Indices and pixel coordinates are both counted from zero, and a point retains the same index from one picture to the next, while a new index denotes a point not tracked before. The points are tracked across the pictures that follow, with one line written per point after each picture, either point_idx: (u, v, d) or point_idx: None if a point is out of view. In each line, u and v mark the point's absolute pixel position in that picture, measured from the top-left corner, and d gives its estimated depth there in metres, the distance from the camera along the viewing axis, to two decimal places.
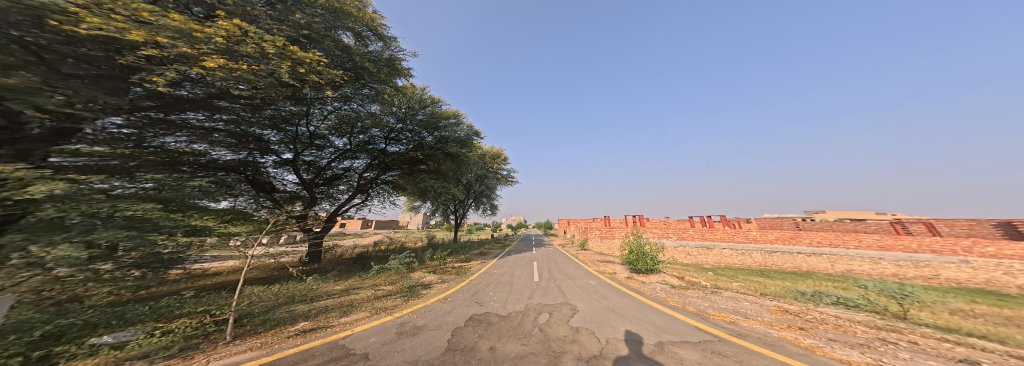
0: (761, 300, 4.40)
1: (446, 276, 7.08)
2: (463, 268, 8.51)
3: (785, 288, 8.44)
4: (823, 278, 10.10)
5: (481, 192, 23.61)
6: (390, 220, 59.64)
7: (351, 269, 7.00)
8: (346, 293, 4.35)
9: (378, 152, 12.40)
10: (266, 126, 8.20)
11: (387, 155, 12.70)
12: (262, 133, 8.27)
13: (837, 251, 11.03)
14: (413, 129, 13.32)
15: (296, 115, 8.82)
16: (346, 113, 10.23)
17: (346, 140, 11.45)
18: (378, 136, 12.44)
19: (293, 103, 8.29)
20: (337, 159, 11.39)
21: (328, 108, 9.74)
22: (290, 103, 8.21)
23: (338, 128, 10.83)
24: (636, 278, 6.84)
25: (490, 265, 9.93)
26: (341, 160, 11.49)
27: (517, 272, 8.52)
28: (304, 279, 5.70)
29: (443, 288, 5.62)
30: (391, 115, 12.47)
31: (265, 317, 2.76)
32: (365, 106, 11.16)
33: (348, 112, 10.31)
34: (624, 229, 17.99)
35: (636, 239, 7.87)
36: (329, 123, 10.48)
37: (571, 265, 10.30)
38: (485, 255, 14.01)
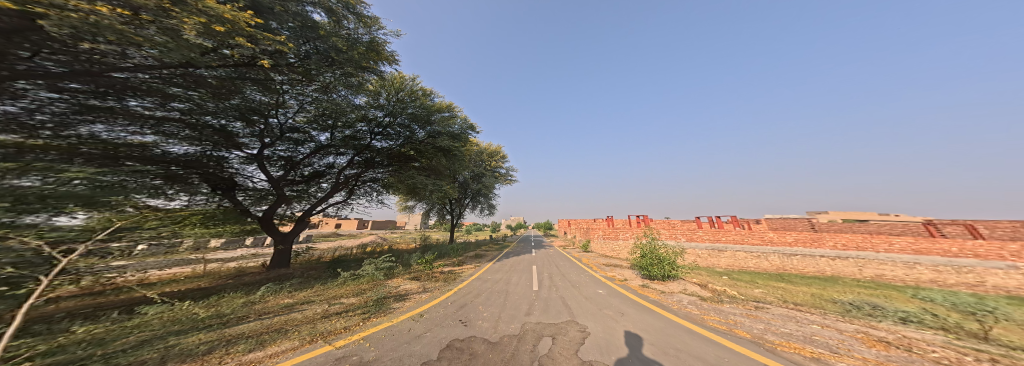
0: (828, 320, 3.37)
1: (429, 283, 6.08)
2: (453, 273, 7.54)
3: (815, 296, 7.47)
4: (851, 284, 9.13)
5: (479, 191, 22.62)
6: (387, 221, 58.58)
7: (319, 275, 6.01)
8: (288, 311, 3.36)
9: (366, 148, 11.51)
10: (234, 118, 7.24)
11: (376, 152, 11.81)
12: (228, 126, 7.29)
13: (864, 254, 10.09)
14: (404, 124, 12.40)
15: (268, 105, 7.86)
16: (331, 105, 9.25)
17: (329, 135, 10.52)
18: (365, 129, 11.52)
19: (265, 93, 7.37)
20: (318, 155, 10.43)
21: (309, 99, 8.82)
22: (263, 93, 7.29)
23: (319, 121, 9.89)
24: (651, 285, 5.89)
25: (484, 269, 8.96)
26: (322, 155, 10.53)
27: (513, 279, 7.53)
28: (254, 290, 4.73)
29: (421, 300, 4.63)
30: (379, 108, 11.52)
31: (115, 361, 1.78)
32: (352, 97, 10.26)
33: (331, 104, 9.19)
34: (629, 230, 17.04)
35: (650, 242, 6.93)
36: (310, 116, 9.54)
37: (574, 269, 9.34)
38: (480, 257, 13.03)
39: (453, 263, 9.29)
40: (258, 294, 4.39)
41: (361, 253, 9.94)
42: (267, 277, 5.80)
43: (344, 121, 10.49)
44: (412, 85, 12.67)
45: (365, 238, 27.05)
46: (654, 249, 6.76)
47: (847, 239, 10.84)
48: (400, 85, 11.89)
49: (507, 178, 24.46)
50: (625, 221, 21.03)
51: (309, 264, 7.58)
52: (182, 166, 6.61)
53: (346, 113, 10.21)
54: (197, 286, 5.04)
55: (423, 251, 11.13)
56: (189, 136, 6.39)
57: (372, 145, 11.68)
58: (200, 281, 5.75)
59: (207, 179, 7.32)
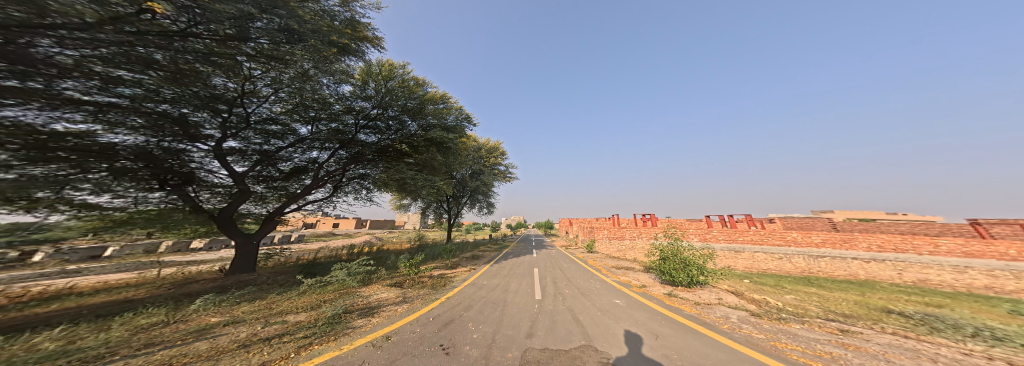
0: (962, 355, 2.37)
1: (412, 290, 5.06)
2: (447, 278, 6.56)
3: (861, 305, 6.47)
4: (893, 290, 8.13)
5: (477, 189, 21.69)
6: (385, 221, 57.68)
7: (283, 282, 5.07)
8: (193, 338, 2.30)
9: (355, 143, 10.61)
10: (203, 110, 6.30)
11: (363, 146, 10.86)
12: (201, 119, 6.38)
13: (903, 257, 9.09)
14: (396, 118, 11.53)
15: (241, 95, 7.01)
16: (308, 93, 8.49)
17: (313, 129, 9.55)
18: (354, 123, 10.68)
19: (236, 80, 6.50)
20: (299, 149, 9.48)
21: (289, 87, 7.94)
22: (233, 80, 6.41)
23: (302, 112, 8.96)
24: (678, 293, 4.93)
25: (479, 272, 7.99)
26: (303, 149, 9.58)
27: (512, 285, 6.58)
28: (187, 302, 3.69)
29: (397, 315, 3.62)
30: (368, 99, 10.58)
31: None
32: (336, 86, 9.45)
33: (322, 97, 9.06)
34: (636, 229, 16.09)
35: (673, 243, 5.98)
36: (293, 107, 8.64)
37: (580, 273, 8.41)
38: (477, 258, 12.08)
39: (446, 265, 8.32)
40: (190, 308, 3.36)
41: (347, 255, 9.04)
42: (219, 284, 4.87)
43: (329, 111, 9.59)
44: (404, 75, 11.74)
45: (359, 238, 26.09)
46: (680, 252, 5.79)
47: (882, 240, 9.84)
48: (391, 74, 10.95)
49: (507, 175, 23.59)
50: (630, 221, 20.04)
51: (282, 267, 6.68)
52: (137, 161, 5.62)
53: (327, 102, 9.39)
54: (123, 297, 3.98)
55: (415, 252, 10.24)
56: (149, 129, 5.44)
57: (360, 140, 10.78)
58: (147, 286, 4.89)
59: (166, 174, 6.36)
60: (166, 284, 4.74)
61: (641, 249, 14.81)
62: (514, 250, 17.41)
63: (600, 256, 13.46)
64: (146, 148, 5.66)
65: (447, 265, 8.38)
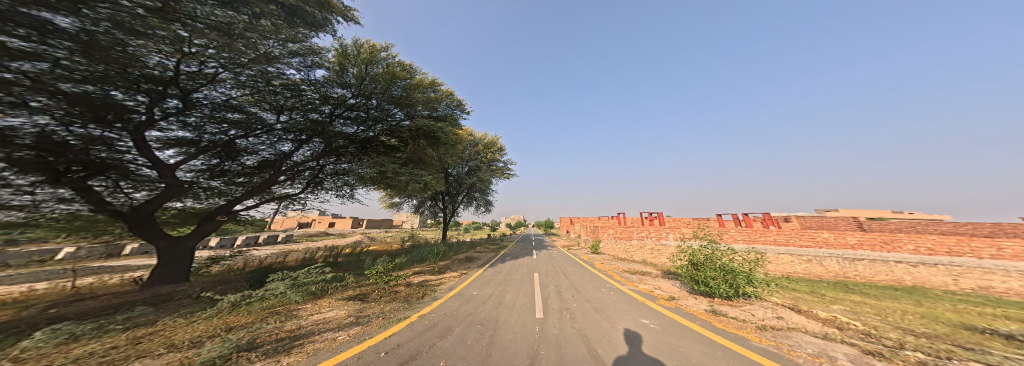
0: None
1: (376, 305, 3.88)
2: (431, 287, 5.45)
3: (927, 320, 5.36)
4: (952, 300, 6.98)
5: (473, 186, 20.51)
6: (382, 221, 56.54)
7: (209, 296, 3.95)
8: None
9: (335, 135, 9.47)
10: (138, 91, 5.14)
11: (341, 137, 9.69)
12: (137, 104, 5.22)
13: (959, 261, 7.90)
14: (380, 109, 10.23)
15: (187, 75, 5.82)
16: (270, 77, 7.34)
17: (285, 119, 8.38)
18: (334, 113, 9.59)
19: (175, 57, 5.35)
20: (268, 141, 8.28)
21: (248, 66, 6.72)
22: (173, 56, 5.28)
23: (269, 100, 7.72)
24: (723, 310, 3.77)
25: (469, 278, 6.84)
26: (271, 141, 8.37)
27: (507, 296, 5.40)
28: (27, 334, 2.57)
29: (329, 350, 2.41)
30: (346, 86, 9.41)
31: None
32: (307, 71, 8.39)
33: (290, 82, 8.02)
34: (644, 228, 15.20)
35: (710, 248, 4.80)
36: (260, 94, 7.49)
37: (587, 277, 7.33)
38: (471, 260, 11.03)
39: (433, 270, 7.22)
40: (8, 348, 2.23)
41: (320, 259, 7.98)
42: (122, 300, 3.73)
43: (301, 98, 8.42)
44: (389, 59, 10.57)
45: (353, 237, 25.08)
46: (721, 259, 4.59)
47: (932, 242, 8.61)
48: (373, 57, 9.78)
49: (506, 172, 22.43)
50: (637, 220, 18.89)
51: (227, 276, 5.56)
52: (54, 155, 4.34)
53: (296, 87, 8.21)
54: None
55: (398, 254, 9.15)
56: (65, 114, 4.27)
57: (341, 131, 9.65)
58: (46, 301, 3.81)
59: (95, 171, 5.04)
60: (58, 302, 3.63)
61: (650, 249, 13.86)
62: (513, 250, 16.28)
63: (606, 257, 12.36)
64: (64, 139, 4.46)
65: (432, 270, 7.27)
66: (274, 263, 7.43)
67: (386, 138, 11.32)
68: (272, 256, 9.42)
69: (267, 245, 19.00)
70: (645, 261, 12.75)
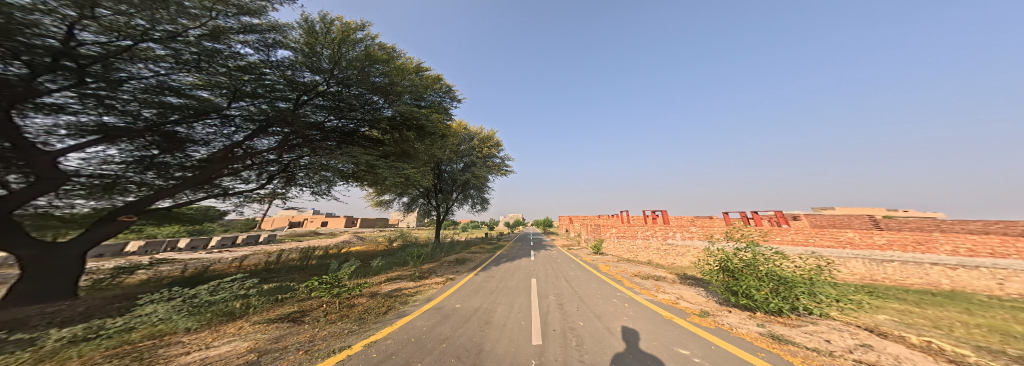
0: None
1: (311, 328, 2.88)
2: (404, 297, 4.51)
3: (993, 334, 4.55)
4: (1001, 307, 6.19)
5: (468, 182, 19.48)
6: (376, 220, 55.23)
7: (98, 318, 3.00)
8: None
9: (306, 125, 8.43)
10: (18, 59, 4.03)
11: (314, 127, 8.68)
12: (21, 79, 4.14)
13: (1005, 264, 7.08)
14: (361, 99, 9.23)
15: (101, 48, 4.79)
16: (219, 55, 6.30)
17: (244, 107, 7.30)
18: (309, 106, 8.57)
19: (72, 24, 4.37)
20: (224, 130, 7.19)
21: (184, 37, 5.66)
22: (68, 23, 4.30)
23: (220, 83, 6.62)
24: (784, 334, 2.79)
25: (456, 285, 5.87)
26: (228, 130, 7.31)
27: (495, 309, 4.47)
28: None
29: None
30: (323, 74, 8.39)
31: None
32: (268, 52, 7.38)
33: (248, 63, 7.02)
34: (649, 227, 14.65)
35: (752, 252, 3.89)
36: (207, 74, 6.37)
37: (590, 281, 6.47)
38: (463, 261, 10.13)
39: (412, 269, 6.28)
40: None
41: (290, 264, 6.94)
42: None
43: (262, 83, 7.34)
44: (368, 41, 9.49)
45: (343, 237, 24.03)
46: (769, 266, 3.68)
47: (972, 242, 7.77)
48: (349, 39, 8.71)
49: (502, 168, 21.43)
50: (640, 219, 18.05)
51: (142, 288, 4.46)
52: None
53: (254, 69, 7.11)
54: None
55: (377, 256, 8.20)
56: None
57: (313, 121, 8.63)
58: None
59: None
60: None
61: (656, 249, 13.27)
62: (509, 251, 15.35)
63: (610, 258, 11.43)
64: None
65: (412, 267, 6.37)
66: (221, 270, 6.40)
67: (368, 130, 10.35)
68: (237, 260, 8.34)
69: (246, 245, 17.79)
70: (650, 262, 11.95)
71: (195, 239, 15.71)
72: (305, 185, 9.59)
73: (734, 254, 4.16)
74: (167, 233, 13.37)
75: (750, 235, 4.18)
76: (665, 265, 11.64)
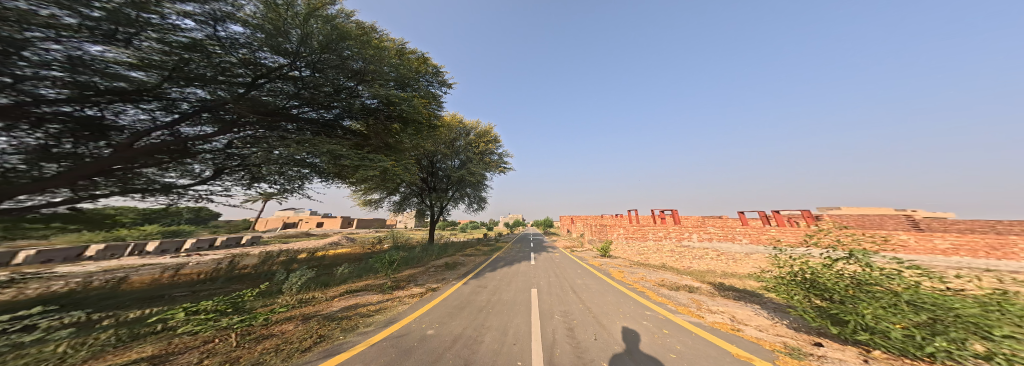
0: None
1: None
2: (355, 319, 3.25)
3: None
4: None
5: (463, 181, 18.27)
6: (372, 221, 53.79)
7: None
8: None
9: (272, 112, 7.30)
10: None
11: (282, 114, 7.57)
12: None
13: None
14: (335, 84, 8.07)
15: None
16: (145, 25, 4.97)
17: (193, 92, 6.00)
18: (275, 89, 7.34)
19: None
20: (165, 118, 5.94)
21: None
22: None
23: (154, 62, 5.35)
24: None
25: (435, 301, 4.63)
26: (167, 118, 5.98)
27: (488, 339, 3.27)
28: None
29: None
30: (291, 56, 7.17)
31: None
32: (215, 25, 6.06)
33: (190, 40, 5.74)
34: (660, 227, 13.38)
35: (863, 264, 2.79)
36: (134, 48, 5.12)
37: (605, 293, 5.28)
38: (452, 266, 8.93)
39: (382, 269, 5.09)
40: None
41: (249, 271, 5.85)
42: None
43: (213, 64, 6.11)
44: (343, 17, 8.29)
45: (332, 239, 22.78)
46: (900, 286, 2.47)
47: None
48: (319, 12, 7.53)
49: (500, 166, 20.18)
50: (648, 219, 16.80)
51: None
52: None
53: (201, 47, 5.88)
54: None
55: (351, 261, 7.08)
56: None
57: (282, 108, 7.50)
58: None
59: None
60: None
61: (669, 251, 12.10)
62: (507, 253, 14.15)
63: (621, 262, 10.21)
64: None
65: (385, 269, 5.22)
66: (146, 280, 5.23)
67: (350, 121, 9.31)
68: (193, 265, 7.20)
69: (223, 248, 16.52)
70: (663, 267, 10.67)
71: (166, 242, 14.49)
72: (274, 182, 8.45)
73: (828, 266, 3.11)
74: (128, 235, 12.11)
75: (853, 240, 3.08)
76: (681, 270, 10.39)
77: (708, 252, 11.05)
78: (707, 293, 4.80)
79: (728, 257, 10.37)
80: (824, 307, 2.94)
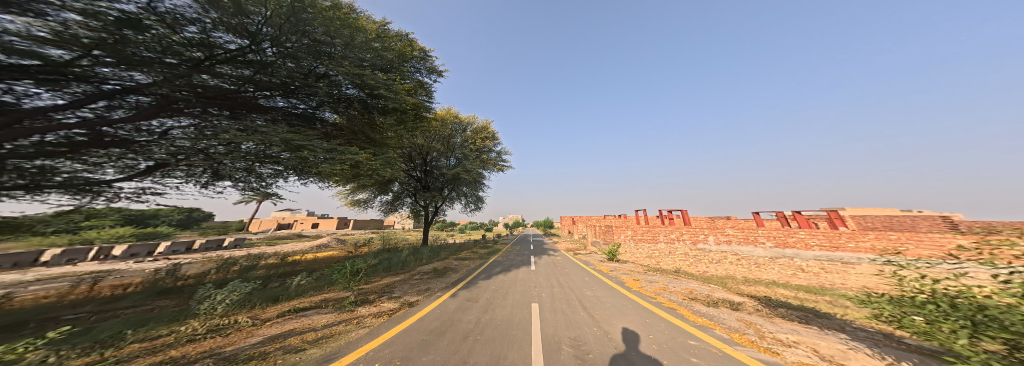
0: None
1: None
2: (272, 359, 2.22)
3: None
4: None
5: (459, 179, 17.30)
6: (368, 222, 52.69)
7: None
8: None
9: (233, 100, 6.17)
10: None
11: (248, 102, 6.48)
12: None
13: None
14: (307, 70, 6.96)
15: None
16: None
17: (128, 76, 4.85)
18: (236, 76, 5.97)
19: None
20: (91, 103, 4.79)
21: None
22: None
23: (76, 37, 4.21)
24: None
25: (410, 322, 3.59)
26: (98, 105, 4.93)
27: None
28: None
29: None
30: (254, 34, 5.90)
31: None
32: None
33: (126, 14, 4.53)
34: (671, 229, 12.34)
35: None
36: (52, 19, 4.08)
37: (626, 314, 4.21)
38: (441, 271, 7.87)
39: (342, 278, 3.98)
40: None
41: (194, 285, 4.88)
42: None
43: (158, 44, 4.91)
44: None
45: (323, 240, 21.74)
46: None
47: None
48: None
49: (499, 164, 19.15)
50: (656, 220, 15.77)
51: None
52: None
53: (140, 23, 4.66)
54: None
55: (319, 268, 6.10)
56: None
57: (245, 96, 6.35)
58: None
59: None
60: None
61: (682, 255, 11.06)
62: (505, 256, 13.06)
63: (631, 267, 9.13)
64: None
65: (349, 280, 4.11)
66: (45, 301, 4.21)
67: (331, 115, 8.23)
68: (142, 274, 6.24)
69: (204, 251, 15.56)
70: (676, 272, 9.68)
71: (135, 245, 13.31)
72: (243, 180, 7.49)
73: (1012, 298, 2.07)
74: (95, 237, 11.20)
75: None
76: (698, 276, 9.34)
77: (726, 256, 10.02)
78: (752, 310, 3.74)
79: (749, 262, 9.35)
80: (1004, 354, 1.92)
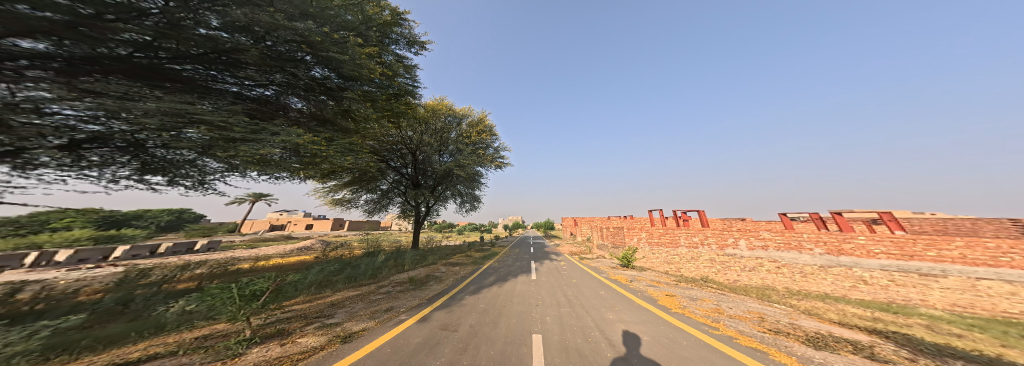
0: None
1: None
2: None
3: None
4: None
5: (451, 176, 15.86)
6: (364, 223, 51.41)
7: None
8: None
9: (160, 77, 3.96)
10: None
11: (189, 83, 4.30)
12: None
13: None
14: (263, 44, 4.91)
15: None
16: None
17: None
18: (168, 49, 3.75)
19: None
20: None
21: None
22: None
23: None
24: None
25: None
26: None
27: None
28: None
29: None
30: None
31: None
32: None
33: None
34: (692, 231, 10.88)
35: None
36: None
37: (688, 352, 2.72)
38: (418, 281, 6.27)
39: (229, 311, 2.39)
40: None
41: (46, 310, 3.38)
42: None
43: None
44: None
45: (308, 243, 20.33)
46: None
47: None
48: None
49: (497, 160, 17.69)
50: (669, 221, 14.27)
51: None
52: None
53: None
54: None
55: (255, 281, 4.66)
56: None
57: (175, 74, 4.08)
58: None
59: None
60: None
61: (708, 262, 9.61)
62: (501, 261, 11.55)
63: (654, 275, 7.49)
64: None
65: (248, 302, 2.54)
66: None
67: (301, 104, 6.32)
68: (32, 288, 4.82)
69: (169, 255, 14.14)
70: (703, 282, 8.19)
71: (84, 250, 11.92)
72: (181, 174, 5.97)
73: None
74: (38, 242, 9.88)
75: None
76: (731, 287, 7.86)
77: (761, 263, 8.50)
78: (908, 363, 2.19)
79: (792, 270, 7.83)
80: None
